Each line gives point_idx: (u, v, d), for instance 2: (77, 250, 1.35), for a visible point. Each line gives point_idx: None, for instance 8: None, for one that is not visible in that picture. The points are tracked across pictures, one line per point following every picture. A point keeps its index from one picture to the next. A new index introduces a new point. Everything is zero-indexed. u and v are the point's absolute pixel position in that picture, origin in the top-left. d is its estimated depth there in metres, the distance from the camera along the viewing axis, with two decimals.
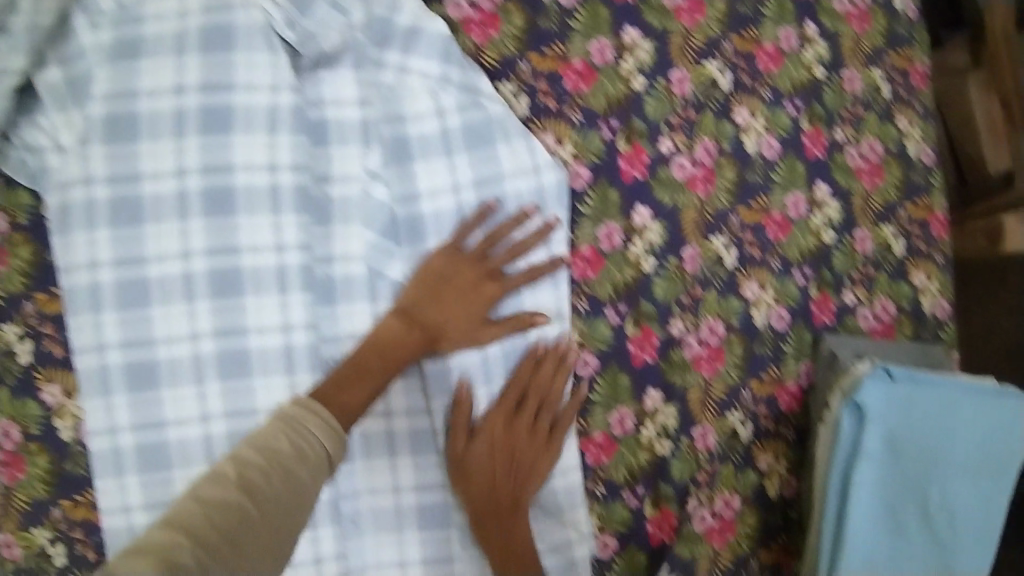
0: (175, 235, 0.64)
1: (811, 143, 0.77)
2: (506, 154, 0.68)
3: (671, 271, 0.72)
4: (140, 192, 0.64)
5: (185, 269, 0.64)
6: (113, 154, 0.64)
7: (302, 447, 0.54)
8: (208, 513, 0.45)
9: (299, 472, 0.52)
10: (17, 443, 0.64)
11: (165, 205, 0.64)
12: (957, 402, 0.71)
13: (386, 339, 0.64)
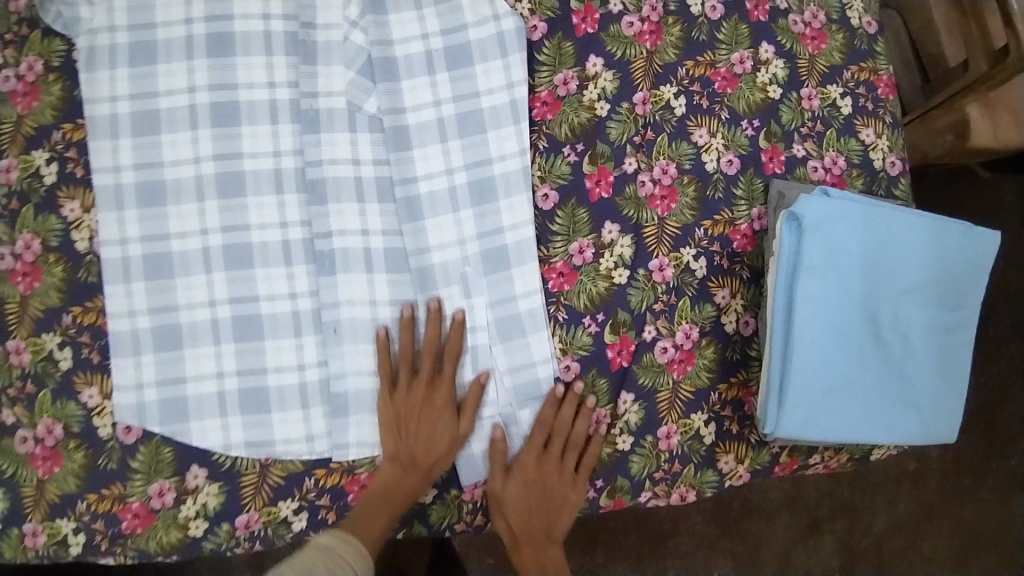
0: (182, 72, 0.73)
1: (753, 7, 0.85)
2: (468, 6, 0.77)
3: (624, 115, 0.80)
4: (155, 38, 0.73)
5: (190, 101, 0.73)
6: (137, 6, 0.73)
7: (337, 559, 0.61)
8: None
9: (340, 561, 0.61)
10: (37, 255, 0.73)
11: (175, 48, 0.73)
12: (889, 233, 0.76)
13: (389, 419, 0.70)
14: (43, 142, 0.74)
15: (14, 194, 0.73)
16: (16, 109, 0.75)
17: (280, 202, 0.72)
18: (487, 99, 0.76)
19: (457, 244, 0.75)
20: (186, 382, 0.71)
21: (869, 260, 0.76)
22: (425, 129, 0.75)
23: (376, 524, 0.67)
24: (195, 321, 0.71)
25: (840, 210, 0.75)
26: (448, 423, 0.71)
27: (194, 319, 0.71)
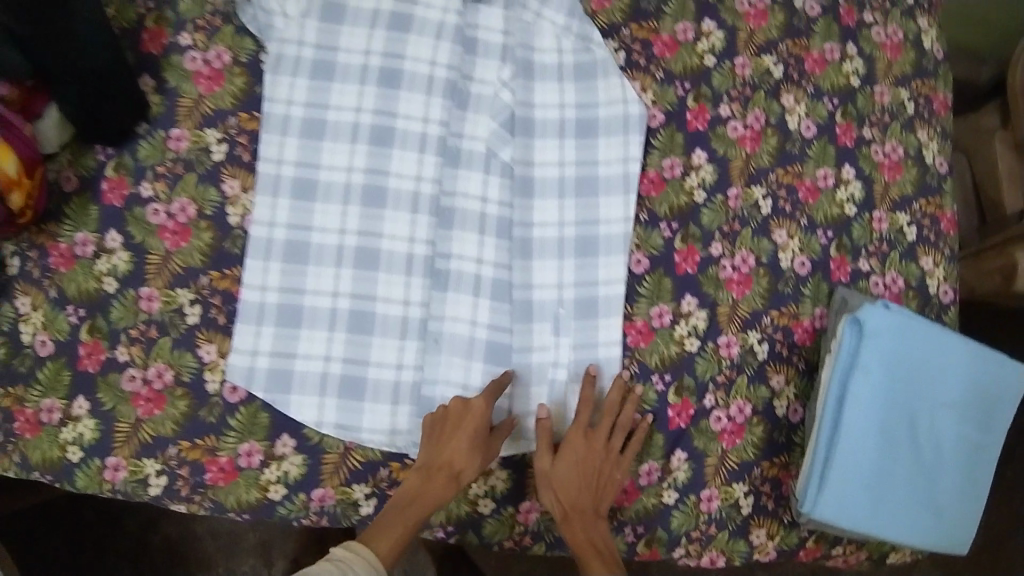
0: (353, 94, 0.85)
1: (842, 133, 0.96)
2: (603, 87, 0.88)
3: (718, 205, 0.89)
4: (334, 59, 0.86)
5: (355, 119, 0.85)
6: (325, 30, 0.86)
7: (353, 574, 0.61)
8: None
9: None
10: (189, 218, 0.82)
11: (351, 72, 0.85)
12: (938, 347, 0.85)
13: (444, 459, 0.72)
14: (217, 122, 0.84)
15: (180, 161, 0.83)
16: (198, 88, 0.84)
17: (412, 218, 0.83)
18: (604, 167, 0.86)
19: (555, 287, 0.84)
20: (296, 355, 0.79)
21: (921, 370, 0.84)
22: (548, 182, 0.86)
23: (398, 534, 0.68)
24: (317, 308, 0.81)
25: (902, 320, 0.83)
26: (483, 437, 0.73)
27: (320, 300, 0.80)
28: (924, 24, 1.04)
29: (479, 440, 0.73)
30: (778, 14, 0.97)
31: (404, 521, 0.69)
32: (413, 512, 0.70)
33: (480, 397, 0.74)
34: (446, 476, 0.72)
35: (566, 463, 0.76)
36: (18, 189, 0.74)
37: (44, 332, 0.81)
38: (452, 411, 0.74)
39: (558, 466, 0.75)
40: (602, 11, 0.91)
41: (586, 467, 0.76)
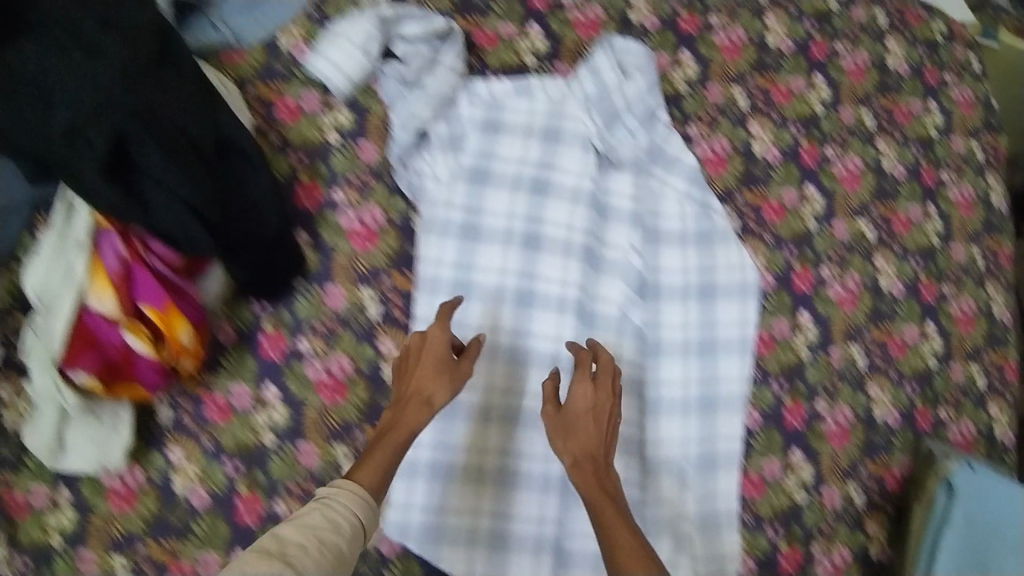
0: (499, 255, 0.91)
1: (925, 290, 1.05)
2: (722, 253, 0.96)
3: (822, 363, 0.98)
4: (480, 220, 0.92)
5: (501, 279, 0.91)
6: (472, 192, 0.92)
7: (338, 516, 0.63)
8: (302, 540, 0.58)
9: (342, 520, 0.63)
10: (347, 373, 0.88)
11: (496, 234, 0.91)
12: None
13: (399, 429, 0.73)
14: (371, 281, 0.89)
15: (337, 319, 0.88)
16: (353, 246, 0.89)
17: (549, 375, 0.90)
18: (723, 329, 0.94)
19: (679, 442, 0.92)
20: (448, 509, 0.85)
21: (1008, 519, 0.91)
22: (673, 344, 0.93)
23: (374, 479, 0.70)
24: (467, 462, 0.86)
25: (993, 484, 0.92)
26: (467, 368, 0.78)
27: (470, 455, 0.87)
28: (990, 182, 1.14)
29: (445, 364, 0.77)
30: (869, 178, 1.06)
31: (383, 452, 0.72)
32: (379, 456, 0.71)
33: (438, 325, 0.79)
34: (415, 401, 0.75)
35: (572, 410, 0.75)
36: (188, 355, 0.79)
37: (201, 484, 0.85)
38: (419, 336, 0.79)
39: (569, 414, 0.74)
40: (719, 177, 0.99)
41: (581, 438, 0.73)
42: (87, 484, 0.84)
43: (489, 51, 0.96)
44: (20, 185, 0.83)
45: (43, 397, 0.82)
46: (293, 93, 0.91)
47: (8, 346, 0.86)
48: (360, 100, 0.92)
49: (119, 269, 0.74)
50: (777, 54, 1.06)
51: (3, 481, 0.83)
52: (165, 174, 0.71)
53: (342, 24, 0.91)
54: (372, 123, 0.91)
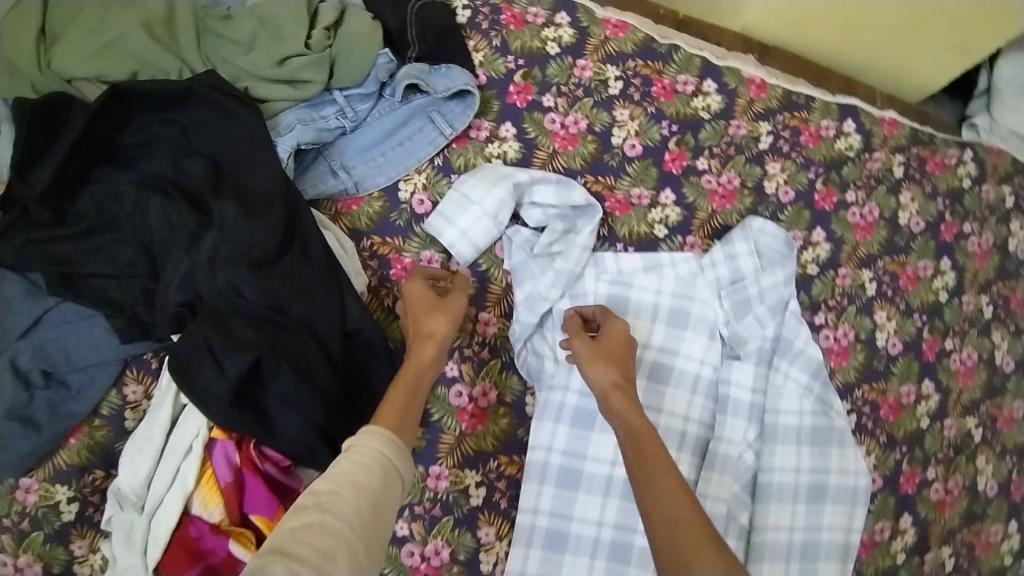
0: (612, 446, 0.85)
1: (1016, 489, 1.03)
2: (837, 454, 0.93)
3: (915, 567, 0.96)
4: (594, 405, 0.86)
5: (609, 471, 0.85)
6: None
7: (365, 456, 0.55)
8: (346, 501, 0.50)
9: (371, 460, 0.54)
10: (443, 561, 0.82)
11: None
12: None
13: (409, 375, 0.67)
14: (478, 464, 0.84)
15: (438, 501, 0.83)
16: (461, 425, 0.84)
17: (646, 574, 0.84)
18: (827, 533, 0.92)
19: None
20: None
21: None
22: (777, 546, 0.90)
23: (391, 419, 0.61)
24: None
25: None
26: (458, 300, 0.76)
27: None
28: None
29: (433, 300, 0.74)
30: (982, 372, 1.03)
31: (398, 396, 0.65)
32: (393, 404, 0.64)
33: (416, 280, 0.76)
34: (419, 332, 0.72)
35: (610, 336, 0.78)
36: None
37: None
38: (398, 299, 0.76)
39: (596, 343, 0.77)
40: (839, 368, 0.96)
41: (617, 359, 0.75)
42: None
43: (618, 218, 0.92)
44: (112, 341, 0.76)
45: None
46: (411, 251, 0.86)
47: (83, 503, 0.76)
48: (482, 263, 0.88)
49: (229, 477, 0.67)
50: (907, 233, 1.02)
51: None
52: (295, 394, 0.67)
53: (469, 181, 0.86)
54: (492, 292, 0.88)
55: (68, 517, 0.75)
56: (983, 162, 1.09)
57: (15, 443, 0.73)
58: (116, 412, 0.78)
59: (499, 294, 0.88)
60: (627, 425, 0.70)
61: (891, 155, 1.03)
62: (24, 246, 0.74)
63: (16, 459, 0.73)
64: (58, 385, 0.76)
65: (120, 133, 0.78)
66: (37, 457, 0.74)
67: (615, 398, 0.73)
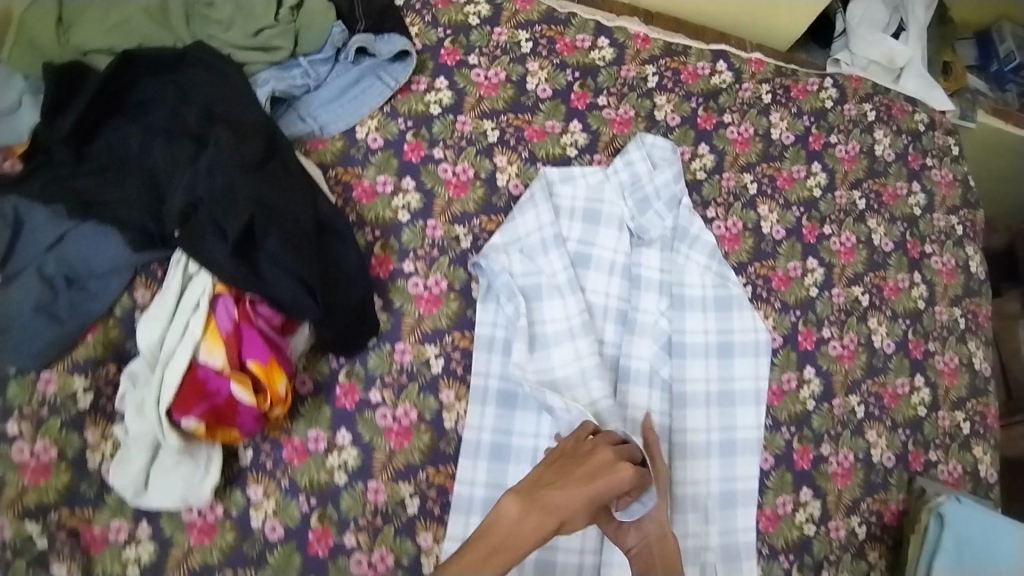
0: (562, 310, 1.04)
1: (914, 346, 1.22)
2: (738, 317, 1.12)
3: (825, 411, 1.13)
4: (539, 282, 1.06)
5: (564, 330, 1.04)
6: (530, 259, 1.07)
7: (492, 552, 0.71)
8: (496, 557, 0.70)
9: (499, 557, 0.70)
10: (411, 421, 0.99)
11: (555, 293, 1.06)
12: (980, 519, 1.06)
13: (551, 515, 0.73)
14: (435, 339, 1.02)
15: (405, 372, 1.00)
16: (419, 310, 1.03)
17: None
18: (739, 382, 1.10)
19: (705, 481, 1.06)
20: None
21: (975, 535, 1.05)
22: (700, 394, 1.08)
23: (559, 510, 0.74)
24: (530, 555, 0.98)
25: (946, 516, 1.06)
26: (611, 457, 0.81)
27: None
28: (969, 251, 1.32)
29: (592, 459, 0.80)
30: (862, 251, 1.24)
31: (549, 497, 0.74)
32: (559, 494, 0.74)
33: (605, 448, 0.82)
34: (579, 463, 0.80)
35: (660, 489, 0.89)
36: (282, 405, 0.88)
37: (275, 517, 0.94)
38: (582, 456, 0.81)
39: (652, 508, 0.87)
40: (733, 252, 1.15)
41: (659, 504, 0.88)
42: (165, 519, 0.93)
43: (536, 144, 1.14)
44: (124, 251, 0.95)
45: (132, 446, 0.90)
46: (369, 177, 1.07)
47: (97, 392, 0.94)
48: (426, 182, 1.08)
49: (230, 328, 0.85)
50: (780, 145, 1.25)
51: (83, 518, 0.92)
52: (281, 256, 0.86)
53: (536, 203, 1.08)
54: (437, 204, 1.07)
55: (83, 405, 0.93)
56: (844, 88, 1.33)
57: (40, 334, 0.90)
58: (128, 314, 0.97)
59: (443, 207, 1.08)
60: (654, 532, 0.87)
61: (758, 86, 1.26)
62: (47, 181, 0.94)
63: (38, 349, 0.90)
64: (78, 289, 0.94)
65: (127, 97, 1.01)
66: (61, 349, 0.92)
67: (664, 538, 0.87)
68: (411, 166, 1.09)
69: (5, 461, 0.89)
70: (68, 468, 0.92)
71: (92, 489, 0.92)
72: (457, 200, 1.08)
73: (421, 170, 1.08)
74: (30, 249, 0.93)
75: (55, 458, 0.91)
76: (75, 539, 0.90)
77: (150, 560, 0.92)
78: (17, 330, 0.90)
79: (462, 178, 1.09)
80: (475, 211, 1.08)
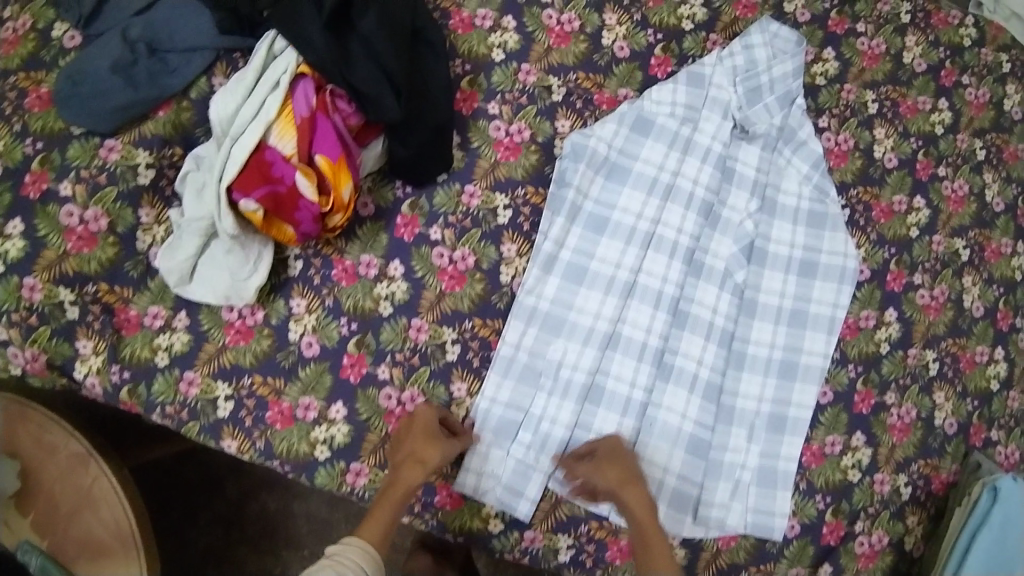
0: (639, 201, 0.97)
1: (1001, 318, 1.11)
2: (829, 237, 1.02)
3: (897, 359, 1.03)
4: (629, 161, 0.98)
5: (635, 223, 0.96)
6: (631, 139, 0.98)
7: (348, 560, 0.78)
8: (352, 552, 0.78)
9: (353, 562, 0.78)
10: (467, 267, 0.93)
11: (643, 179, 0.97)
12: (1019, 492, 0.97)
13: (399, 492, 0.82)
14: (507, 189, 0.95)
15: (469, 216, 0.94)
16: (496, 155, 0.96)
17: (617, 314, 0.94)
18: (816, 305, 1.00)
19: (756, 399, 0.98)
20: (518, 432, 0.90)
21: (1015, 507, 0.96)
22: (772, 308, 0.99)
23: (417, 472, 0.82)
24: (480, 483, 0.89)
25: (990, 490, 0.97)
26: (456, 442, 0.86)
27: (563, 408, 0.91)
28: None
29: (434, 434, 0.85)
30: (972, 204, 1.12)
31: (402, 481, 0.82)
32: (412, 474, 0.82)
33: (457, 444, 0.86)
34: (436, 437, 0.85)
35: (599, 473, 0.85)
36: (342, 213, 0.83)
37: (313, 334, 0.90)
38: (428, 427, 0.85)
39: (594, 477, 0.85)
40: (837, 169, 1.05)
41: (605, 474, 0.85)
42: (206, 313, 0.89)
43: (651, 8, 1.03)
44: (211, 31, 0.90)
45: (186, 230, 0.87)
46: (469, 8, 0.99)
47: (159, 172, 0.90)
48: (527, 24, 1.00)
49: (307, 115, 0.80)
50: (910, 70, 1.13)
51: (122, 297, 0.89)
52: (372, 44, 0.80)
53: (648, 104, 0.99)
54: (535, 51, 0.99)
55: (143, 181, 0.89)
56: (984, 30, 1.21)
57: (113, 95, 0.86)
58: (202, 99, 0.92)
59: (540, 56, 0.99)
60: (611, 489, 0.84)
61: (899, 3, 1.15)
62: None
63: (110, 111, 0.87)
64: (158, 60, 0.90)
65: None
66: (131, 117, 0.89)
67: (625, 498, 0.84)
68: (514, 6, 1.00)
69: (53, 222, 0.86)
70: (118, 243, 0.89)
71: (135, 271, 0.89)
72: (556, 49, 1.00)
73: (524, 10, 1.00)
74: (120, 15, 0.91)
75: (105, 229, 0.88)
76: (109, 316, 0.88)
77: (182, 351, 0.88)
78: (92, 86, 0.87)
79: (566, 29, 1.01)
80: (574, 65, 1.00)
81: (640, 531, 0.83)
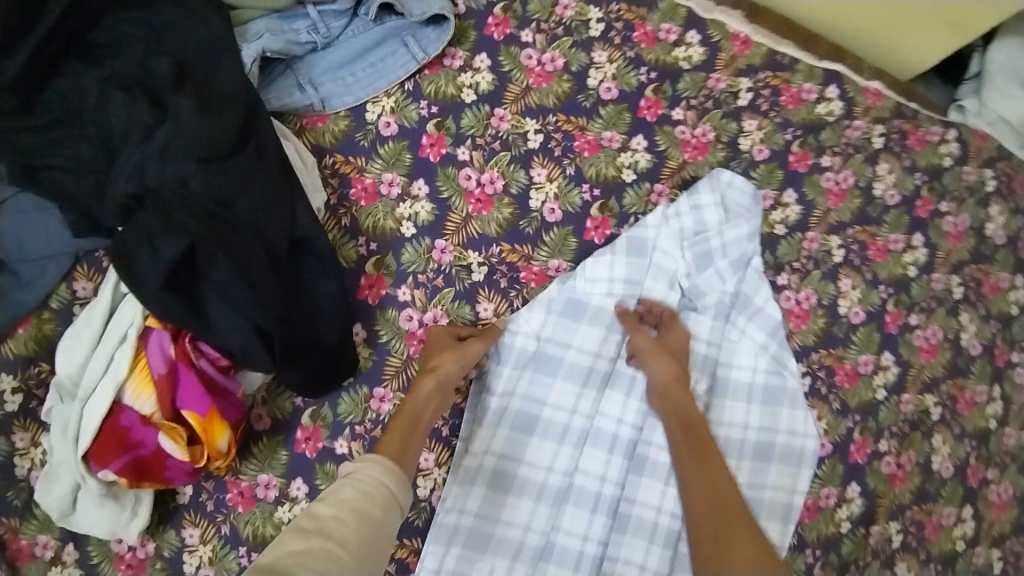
0: (573, 393, 0.87)
1: (971, 474, 0.98)
2: (786, 415, 0.93)
3: (858, 538, 0.94)
4: (560, 349, 0.88)
5: (569, 419, 0.87)
6: (563, 325, 0.88)
7: (367, 487, 0.66)
8: (348, 529, 0.60)
9: (373, 490, 0.66)
10: None
11: (576, 369, 0.88)
12: None
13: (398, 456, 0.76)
14: None
15: (380, 424, 0.82)
16: (409, 349, 0.84)
17: (550, 523, 0.85)
18: (772, 492, 0.92)
19: None
20: None
21: None
22: None
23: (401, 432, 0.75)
24: None
25: None
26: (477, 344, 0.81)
27: None
28: None
29: (451, 344, 0.81)
30: (946, 351, 0.99)
31: (399, 427, 0.75)
32: (422, 389, 0.78)
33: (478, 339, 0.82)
34: (450, 343, 0.81)
35: (653, 367, 0.84)
36: (224, 459, 0.72)
37: (209, 567, 0.80)
38: (439, 347, 0.81)
39: (649, 369, 0.84)
40: (797, 331, 0.95)
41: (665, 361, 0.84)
42: (96, 546, 0.80)
43: (586, 159, 0.91)
44: (66, 235, 0.77)
45: (59, 468, 0.74)
46: (373, 173, 0.86)
47: (28, 395, 0.77)
48: (442, 189, 0.87)
49: (162, 370, 0.69)
50: (881, 205, 1.00)
51: (8, 528, 0.77)
52: (231, 287, 0.69)
53: (581, 282, 0.87)
54: (450, 223, 0.87)
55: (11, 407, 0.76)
56: (968, 143, 1.05)
57: None
58: (65, 308, 0.79)
59: (455, 228, 0.87)
60: (660, 380, 0.84)
61: (871, 125, 1.01)
62: None
63: None
64: (9, 273, 0.76)
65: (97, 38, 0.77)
66: None
67: (676, 391, 0.83)
68: (427, 166, 0.87)
69: None
70: None
71: (20, 499, 0.77)
72: (476, 217, 0.87)
73: (438, 172, 0.87)
74: None
75: None
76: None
77: None
78: None
79: (487, 191, 0.88)
80: (496, 236, 0.87)
81: (696, 445, 0.80)
